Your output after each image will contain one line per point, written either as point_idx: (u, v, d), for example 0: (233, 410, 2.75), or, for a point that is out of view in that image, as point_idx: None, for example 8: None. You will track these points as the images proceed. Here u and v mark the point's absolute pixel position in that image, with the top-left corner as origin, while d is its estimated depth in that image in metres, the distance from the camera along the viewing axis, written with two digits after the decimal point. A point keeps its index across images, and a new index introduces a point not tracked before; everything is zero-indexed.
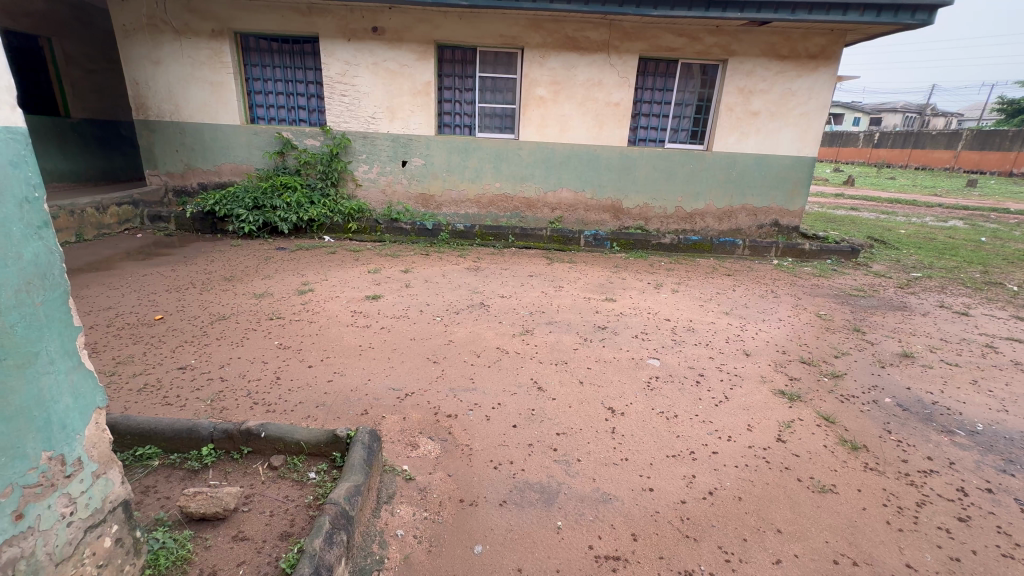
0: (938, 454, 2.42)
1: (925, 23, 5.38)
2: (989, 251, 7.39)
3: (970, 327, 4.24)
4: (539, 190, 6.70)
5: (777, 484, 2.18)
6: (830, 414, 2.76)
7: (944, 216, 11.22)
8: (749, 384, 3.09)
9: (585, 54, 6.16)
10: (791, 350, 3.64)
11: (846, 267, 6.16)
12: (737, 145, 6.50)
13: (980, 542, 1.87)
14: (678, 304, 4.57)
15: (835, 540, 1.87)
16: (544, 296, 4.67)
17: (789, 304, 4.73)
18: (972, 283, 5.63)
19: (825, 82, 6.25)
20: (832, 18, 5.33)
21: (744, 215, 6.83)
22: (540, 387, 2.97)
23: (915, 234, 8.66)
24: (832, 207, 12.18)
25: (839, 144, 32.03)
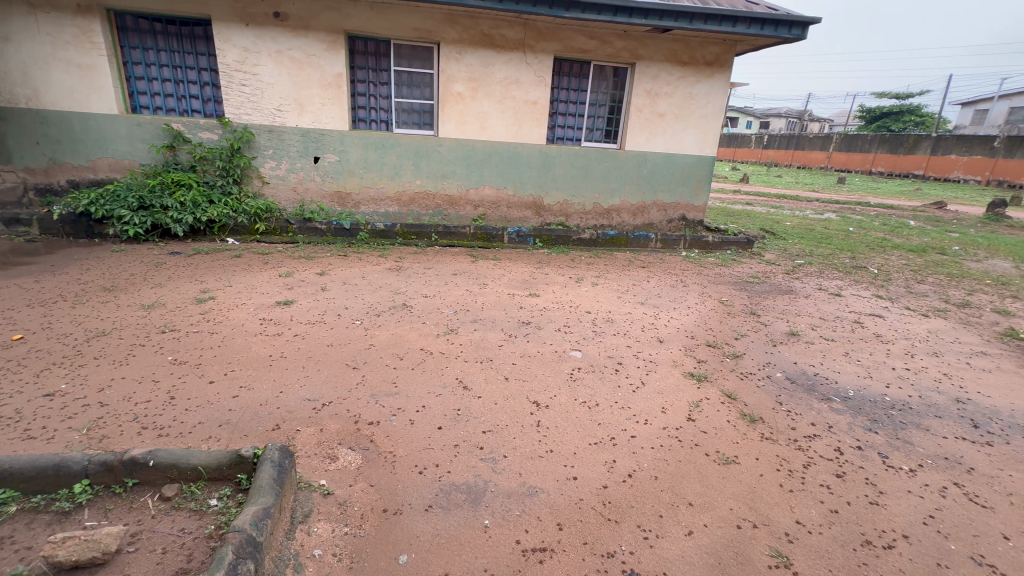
0: (819, 419, 2.74)
1: (800, 38, 6.06)
2: (855, 239, 8.52)
3: (842, 306, 4.86)
4: (461, 187, 6.64)
5: (688, 460, 2.34)
6: (732, 391, 3.01)
7: (820, 210, 12.76)
8: (662, 369, 3.30)
9: (501, 52, 6.20)
10: (698, 335, 3.93)
11: (743, 257, 6.79)
12: (646, 144, 6.89)
13: (853, 493, 2.14)
14: (598, 297, 4.76)
15: (738, 507, 2.05)
16: (469, 294, 4.64)
17: (697, 292, 5.11)
18: (843, 268, 6.45)
19: (720, 88, 6.82)
20: (724, 29, 5.83)
21: (655, 210, 7.26)
22: (465, 386, 2.94)
23: (798, 226, 9.75)
24: (731, 202, 13.38)
25: (735, 145, 35.26)
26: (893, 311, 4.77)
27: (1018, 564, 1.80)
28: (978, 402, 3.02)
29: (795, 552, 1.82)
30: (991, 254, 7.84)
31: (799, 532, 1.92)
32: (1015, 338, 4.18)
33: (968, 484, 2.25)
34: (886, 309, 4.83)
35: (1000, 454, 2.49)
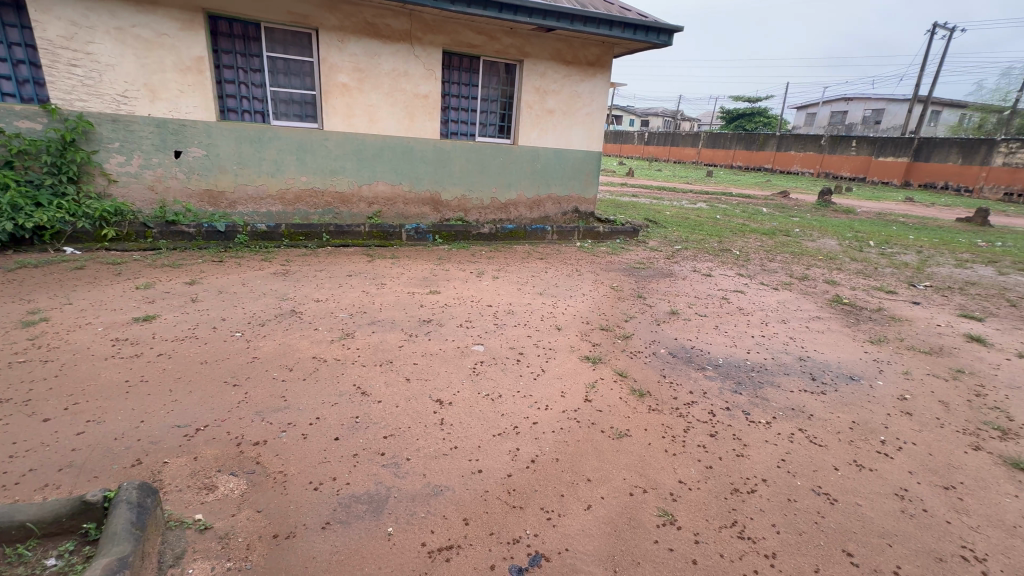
0: (696, 387, 3.07)
1: (667, 44, 6.67)
2: (721, 226, 9.66)
3: (713, 284, 5.48)
4: (352, 184, 6.30)
5: (586, 439, 2.48)
6: (623, 369, 3.25)
7: (693, 200, 14.25)
8: (561, 355, 3.45)
9: (387, 42, 5.97)
10: (593, 320, 4.17)
11: (631, 245, 7.35)
12: (538, 140, 7.12)
13: (724, 449, 2.43)
14: (499, 290, 4.83)
15: (630, 476, 2.21)
16: (366, 296, 4.43)
17: (590, 280, 5.42)
18: (713, 251, 7.27)
19: (602, 88, 7.26)
20: (601, 32, 6.21)
21: (550, 203, 7.55)
22: (363, 392, 2.80)
23: (676, 215, 10.80)
24: (619, 194, 14.39)
25: (620, 141, 37.91)
26: (752, 287, 5.49)
27: (845, 489, 2.18)
28: (815, 358, 3.60)
29: (679, 509, 2.02)
30: (823, 235, 9.37)
31: (681, 490, 2.13)
32: (840, 303, 5.04)
33: (809, 428, 2.67)
34: (747, 285, 5.55)
35: (831, 400, 2.99)
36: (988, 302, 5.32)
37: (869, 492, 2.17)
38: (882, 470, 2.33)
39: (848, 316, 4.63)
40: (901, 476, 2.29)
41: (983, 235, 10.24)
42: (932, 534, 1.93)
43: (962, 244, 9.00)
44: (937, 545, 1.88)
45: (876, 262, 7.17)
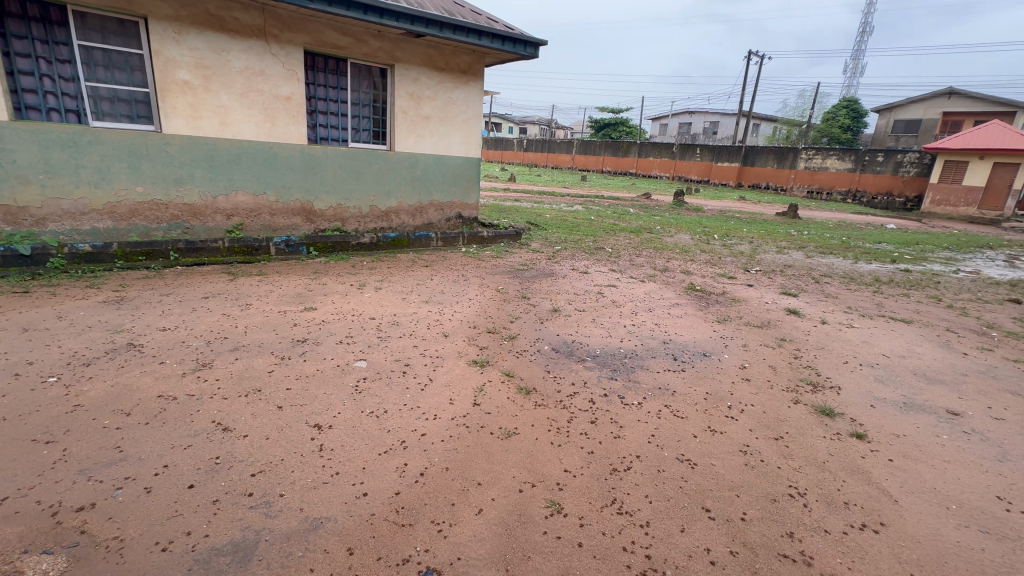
0: (578, 378, 3.26)
1: (533, 56, 7.05)
2: (596, 226, 10.45)
3: (589, 281, 5.89)
4: (205, 194, 5.58)
5: (475, 443, 2.48)
6: (509, 369, 3.34)
7: (570, 202, 15.19)
8: (449, 362, 3.43)
9: (237, 38, 5.40)
10: (479, 324, 4.22)
11: (514, 248, 7.59)
12: (415, 146, 7.00)
13: (603, 434, 2.61)
14: (382, 301, 4.64)
15: (519, 473, 2.26)
16: (227, 319, 3.95)
17: (476, 284, 5.48)
18: (589, 250, 7.82)
19: (476, 95, 7.39)
20: (471, 41, 6.34)
21: (433, 210, 7.46)
22: (225, 428, 2.48)
23: (555, 217, 11.42)
24: (502, 198, 14.79)
25: (501, 148, 39.03)
26: (623, 281, 6.02)
27: (702, 453, 2.48)
28: (675, 340, 4.06)
29: (565, 498, 2.12)
30: (679, 231, 10.64)
31: (566, 479, 2.24)
32: (694, 290, 5.75)
33: (673, 403, 2.99)
34: (618, 279, 6.06)
35: (689, 376, 3.38)
36: (800, 281, 6.49)
37: (720, 452, 2.49)
38: (729, 431, 2.69)
39: (700, 301, 5.30)
40: (744, 435, 2.67)
41: (794, 226, 12.50)
42: (767, 480, 2.28)
43: (781, 234, 10.89)
44: (771, 488, 2.22)
45: (720, 252, 8.32)
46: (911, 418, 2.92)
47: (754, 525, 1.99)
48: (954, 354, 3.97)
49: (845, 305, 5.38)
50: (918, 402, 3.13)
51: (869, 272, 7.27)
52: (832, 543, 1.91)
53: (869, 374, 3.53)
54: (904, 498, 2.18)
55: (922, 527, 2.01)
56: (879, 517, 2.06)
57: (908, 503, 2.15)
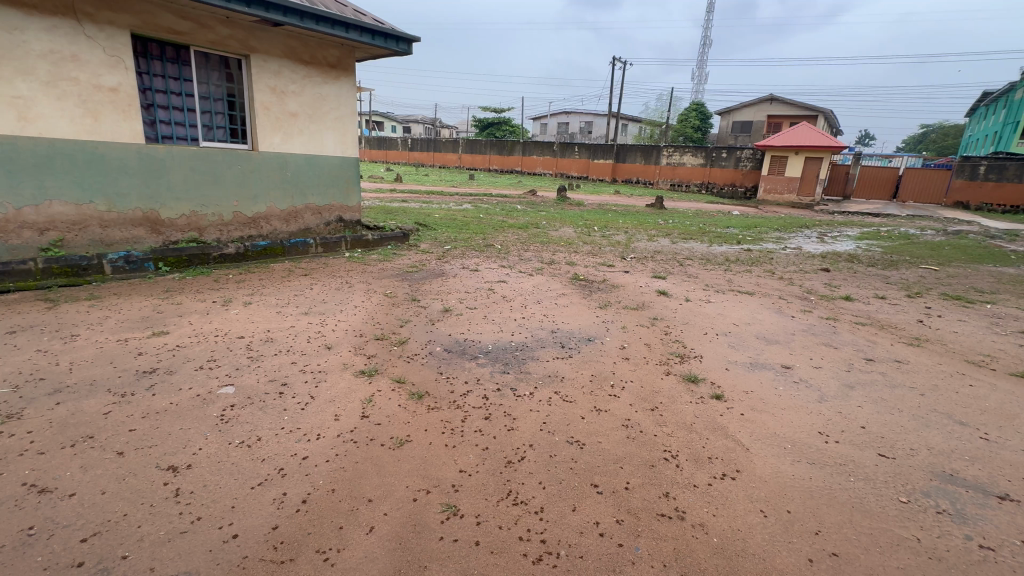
0: (471, 376, 3.25)
1: (407, 52, 6.90)
2: (485, 223, 10.58)
3: (480, 278, 5.93)
4: (3, 206, 4.53)
5: (364, 458, 2.35)
6: (400, 376, 3.21)
7: (459, 201, 15.19)
8: (333, 376, 3.19)
9: (34, 15, 4.44)
10: (366, 331, 4.01)
11: (402, 250, 7.36)
12: (282, 145, 6.40)
13: (497, 428, 2.64)
14: (253, 317, 4.18)
15: (413, 482, 2.18)
16: (44, 356, 3.24)
17: (362, 290, 5.20)
18: (479, 247, 7.89)
19: (349, 92, 6.99)
20: (337, 33, 5.98)
21: (309, 214, 6.90)
22: (43, 489, 2.03)
23: (444, 216, 11.32)
24: (388, 199, 14.27)
25: (385, 147, 37.63)
26: (512, 276, 6.16)
27: (590, 433, 2.62)
28: (562, 328, 4.25)
29: (461, 498, 2.09)
30: (563, 224, 11.22)
31: (462, 479, 2.21)
32: (578, 279, 6.09)
33: (562, 389, 3.12)
34: (508, 275, 6.20)
35: (576, 361, 3.57)
36: (668, 265, 7.23)
37: (605, 429, 2.66)
38: (612, 409, 2.89)
39: (584, 289, 5.64)
40: (626, 410, 2.88)
41: (661, 216, 13.89)
42: (646, 448, 2.48)
43: (650, 223, 12.05)
44: (650, 456, 2.43)
45: (600, 243, 8.94)
46: (756, 375, 3.40)
47: (636, 492, 2.15)
48: (785, 317, 4.73)
49: (704, 283, 6.11)
50: (760, 361, 3.66)
51: (720, 253, 8.37)
52: (700, 495, 2.14)
53: (724, 341, 4.05)
54: (753, 445, 2.53)
55: (766, 468, 2.34)
56: (736, 465, 2.36)
57: (756, 449, 2.50)
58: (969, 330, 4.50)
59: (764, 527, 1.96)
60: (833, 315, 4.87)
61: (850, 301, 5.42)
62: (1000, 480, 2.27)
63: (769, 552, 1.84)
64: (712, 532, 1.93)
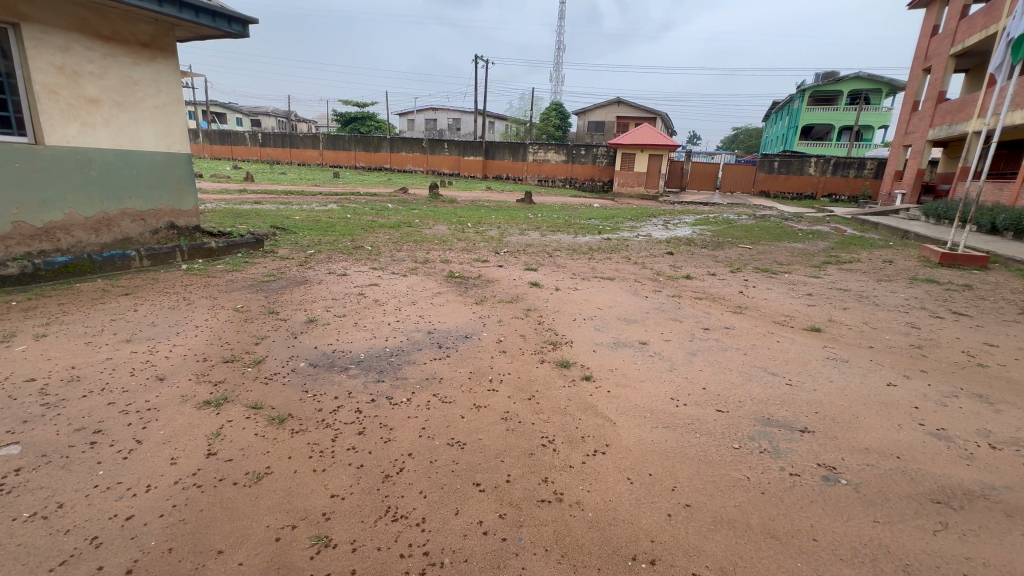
0: (341, 390, 3.01)
1: (242, 35, 6.15)
2: (352, 224, 9.95)
3: (348, 283, 5.54)
4: None
5: (212, 503, 2.01)
6: (256, 401, 2.83)
7: (323, 201, 14.08)
8: (167, 412, 2.69)
9: None
10: (211, 354, 3.47)
11: (255, 257, 6.56)
12: (81, 138, 5.20)
13: (372, 442, 2.47)
14: (50, 354, 3.34)
15: (274, 519, 1.94)
16: None
17: (205, 307, 4.50)
18: (346, 250, 7.39)
19: (171, 76, 5.97)
20: (148, 7, 5.02)
21: (127, 221, 5.75)
22: None
23: (305, 218, 10.38)
24: (237, 202, 12.64)
25: (229, 142, 33.28)
26: (384, 278, 5.88)
27: (470, 431, 2.60)
28: (439, 328, 4.17)
29: (333, 526, 1.91)
30: (436, 222, 11.07)
31: (334, 505, 2.03)
32: (454, 277, 6.04)
33: (441, 391, 3.05)
34: (380, 277, 5.90)
35: (454, 360, 3.52)
36: (538, 257, 7.57)
37: (485, 425, 2.66)
38: (491, 403, 2.91)
39: (460, 286, 5.61)
40: (504, 403, 2.92)
41: (531, 210, 14.51)
42: (525, 438, 2.54)
43: (521, 218, 12.52)
44: (529, 444, 2.49)
45: (474, 239, 9.01)
46: (619, 354, 3.71)
47: (517, 482, 2.19)
48: (640, 298, 5.26)
49: (571, 272, 6.52)
50: (622, 340, 4.01)
51: (584, 243, 9.02)
52: (575, 474, 2.26)
53: (591, 325, 4.36)
54: (618, 419, 2.75)
55: (630, 438, 2.56)
56: (605, 440, 2.54)
57: (621, 421, 2.72)
58: (775, 296, 5.49)
59: (632, 493, 2.13)
60: (677, 293, 5.55)
61: (690, 280, 6.24)
62: (800, 416, 2.80)
63: (636, 515, 2.00)
64: (587, 508, 2.04)
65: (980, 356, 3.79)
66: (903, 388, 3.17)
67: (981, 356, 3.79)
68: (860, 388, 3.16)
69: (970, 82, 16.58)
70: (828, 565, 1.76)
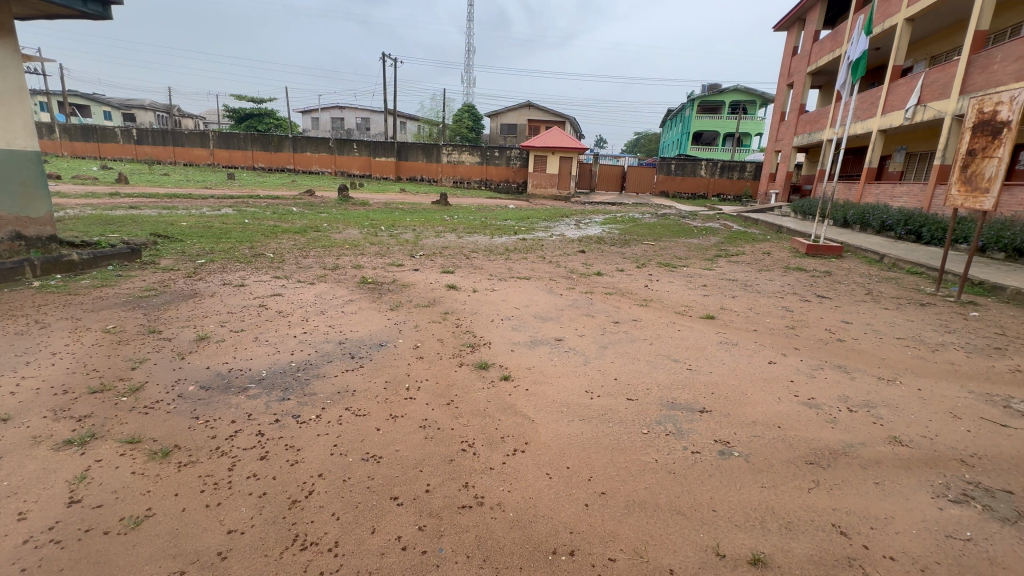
0: (239, 413, 2.74)
1: (103, 16, 5.42)
2: (251, 230, 9.14)
3: (247, 294, 5.08)
4: None
5: (75, 560, 1.72)
6: (133, 435, 2.48)
7: (216, 205, 12.80)
8: (14, 458, 2.26)
9: None
10: (74, 385, 2.98)
11: (131, 269, 5.76)
12: None
13: (276, 466, 2.27)
14: None
15: (157, 568, 1.71)
16: None
17: (65, 331, 3.85)
18: (244, 258, 6.77)
19: (8, 60, 5.05)
20: None
21: None
22: None
23: (193, 225, 9.34)
24: (107, 207, 11.05)
25: (95, 139, 29.02)
26: (289, 287, 5.47)
27: (387, 443, 2.49)
28: (351, 338, 3.96)
29: (231, 566, 1.72)
30: (347, 226, 10.55)
31: (231, 541, 1.83)
32: (367, 283, 5.79)
33: (354, 404, 2.89)
34: (284, 286, 5.48)
35: (368, 370, 3.36)
36: (455, 259, 7.51)
37: (402, 435, 2.57)
38: (408, 413, 2.81)
39: (373, 292, 5.39)
40: (422, 410, 2.84)
41: (447, 212, 14.36)
42: (444, 444, 2.49)
43: (437, 220, 12.36)
44: (448, 451, 2.44)
45: (387, 243, 8.69)
46: (536, 352, 3.79)
47: (437, 491, 2.14)
48: (556, 296, 5.43)
49: (488, 273, 6.53)
50: (538, 337, 4.11)
51: (501, 243, 9.12)
52: (495, 476, 2.26)
53: (508, 325, 4.41)
54: (537, 416, 2.80)
55: (549, 434, 2.62)
56: (525, 438, 2.57)
57: (540, 419, 2.77)
58: (676, 288, 5.96)
59: (551, 488, 2.18)
60: (590, 289, 5.80)
61: (601, 276, 6.56)
62: (699, 398, 3.05)
63: (556, 509, 2.05)
64: (509, 508, 2.05)
65: (839, 332, 4.41)
66: (781, 364, 3.60)
67: (840, 332, 4.41)
68: (748, 368, 3.52)
69: (823, 98, 19.30)
70: (725, 532, 1.93)
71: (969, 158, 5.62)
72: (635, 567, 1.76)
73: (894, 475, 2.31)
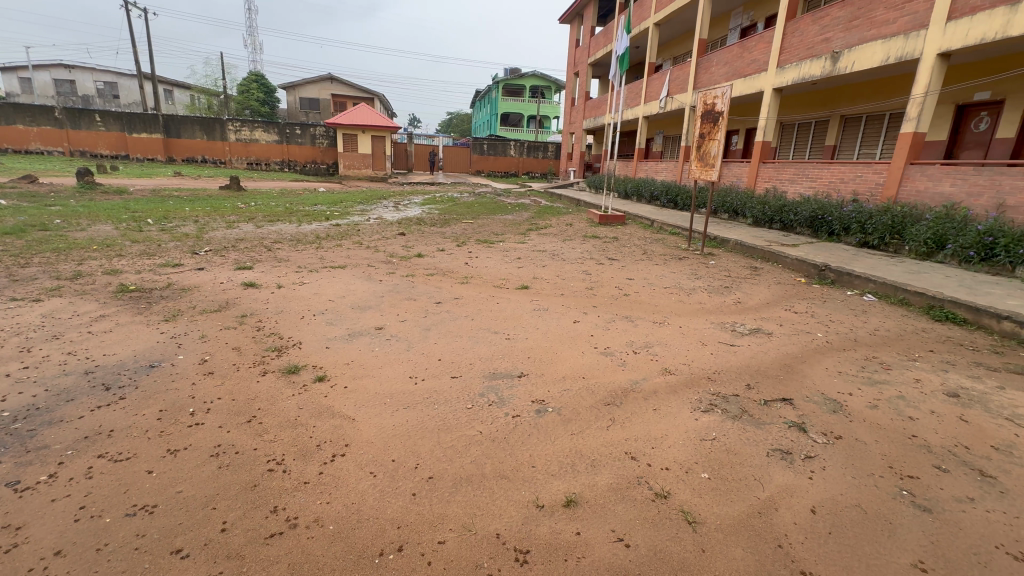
0: None
1: None
2: None
3: None
4: None
5: None
6: None
7: None
8: None
9: None
10: None
11: None
12: None
13: None
14: None
15: None
16: None
17: None
18: None
19: None
20: None
21: None
22: None
23: None
24: None
25: None
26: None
27: (163, 487, 2.02)
28: (105, 365, 3.09)
29: None
30: (93, 221, 8.19)
31: None
32: (128, 292, 4.59)
33: (111, 448, 2.27)
34: None
35: (132, 402, 2.66)
36: (254, 252, 6.51)
37: (185, 472, 2.11)
38: (193, 443, 2.32)
39: (138, 303, 4.30)
40: (213, 436, 2.39)
41: (241, 199, 12.35)
42: (244, 469, 2.14)
43: (228, 208, 10.53)
44: (250, 476, 2.10)
45: (157, 239, 7.03)
46: (355, 345, 3.53)
47: (236, 527, 1.82)
48: (375, 283, 5.14)
49: (296, 265, 5.83)
50: (357, 329, 3.84)
51: (311, 231, 8.24)
52: (311, 490, 2.03)
53: (322, 320, 4.01)
54: (358, 414, 2.61)
55: (371, 430, 2.46)
56: (344, 441, 2.37)
57: (361, 416, 2.59)
58: (494, 263, 6.22)
59: (375, 487, 2.05)
60: (411, 273, 5.65)
61: (422, 258, 6.45)
62: (517, 364, 3.26)
63: (381, 507, 1.94)
64: (328, 522, 1.86)
65: (626, 288, 5.19)
66: (584, 322, 4.07)
67: (626, 288, 5.19)
68: (558, 330, 3.88)
69: (602, 87, 22.23)
70: (543, 484, 2.09)
71: (701, 140, 7.10)
72: (464, 543, 1.78)
73: (666, 400, 2.82)
